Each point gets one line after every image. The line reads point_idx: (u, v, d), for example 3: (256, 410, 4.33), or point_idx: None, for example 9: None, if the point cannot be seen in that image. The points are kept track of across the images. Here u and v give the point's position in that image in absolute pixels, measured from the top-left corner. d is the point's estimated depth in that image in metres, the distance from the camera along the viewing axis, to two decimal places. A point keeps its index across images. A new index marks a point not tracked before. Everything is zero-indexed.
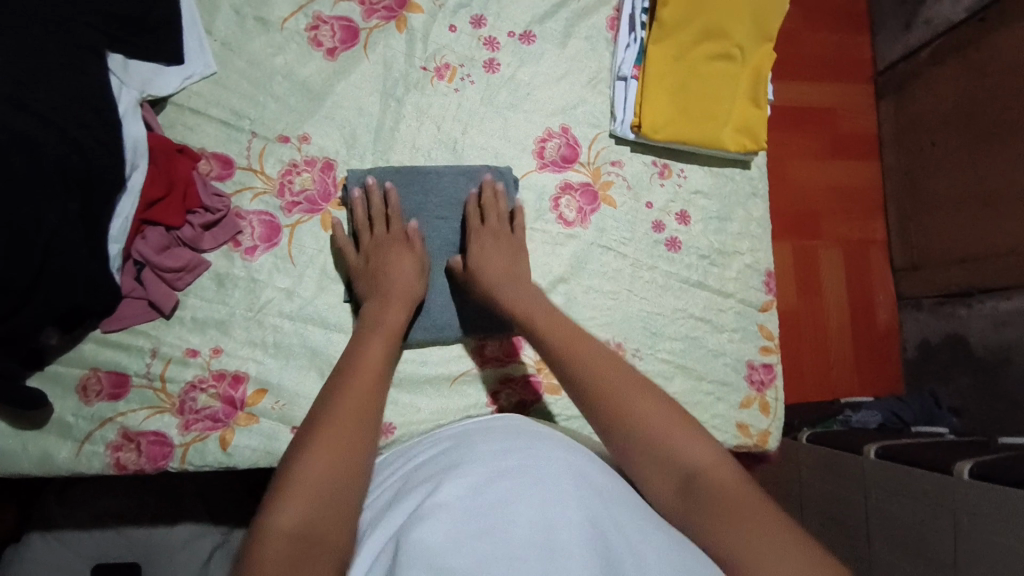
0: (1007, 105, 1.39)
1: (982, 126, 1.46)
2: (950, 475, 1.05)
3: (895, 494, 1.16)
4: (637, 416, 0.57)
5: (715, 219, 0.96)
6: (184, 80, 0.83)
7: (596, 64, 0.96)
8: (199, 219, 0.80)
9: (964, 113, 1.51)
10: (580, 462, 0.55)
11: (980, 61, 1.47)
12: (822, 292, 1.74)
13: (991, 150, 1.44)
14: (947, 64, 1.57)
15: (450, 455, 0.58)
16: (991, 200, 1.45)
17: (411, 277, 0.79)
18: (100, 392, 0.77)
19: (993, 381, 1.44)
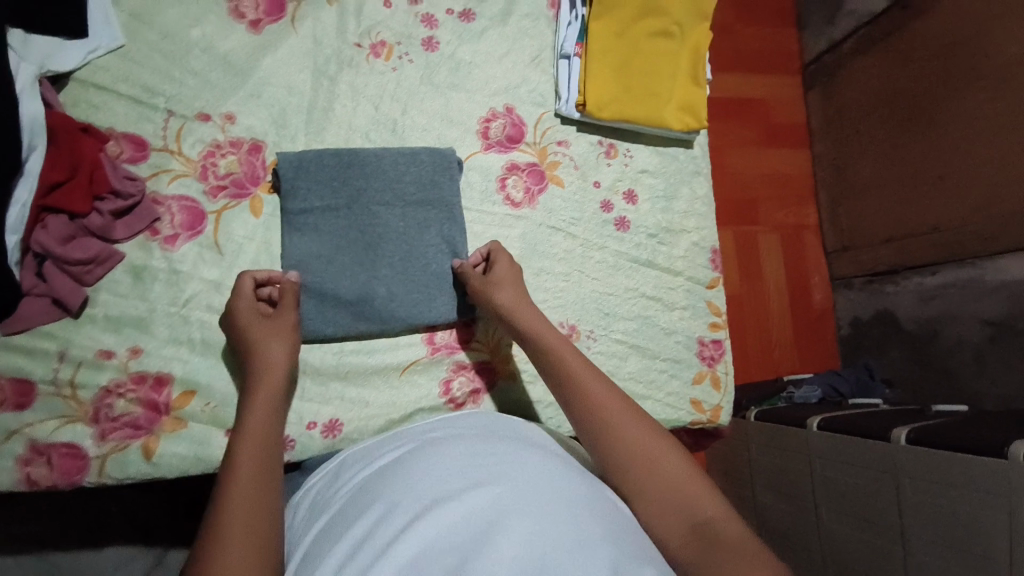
0: (928, 91, 1.48)
1: (906, 112, 1.55)
2: (889, 442, 1.10)
3: (840, 461, 1.21)
4: (653, 461, 0.60)
5: (662, 198, 0.96)
6: (89, 53, 0.74)
7: (538, 42, 0.94)
8: (109, 205, 0.72)
9: (887, 100, 1.60)
10: (551, 476, 0.52)
11: (900, 50, 1.56)
12: (763, 276, 1.81)
13: (914, 134, 1.53)
14: (870, 54, 1.66)
15: (414, 458, 0.55)
16: (916, 181, 1.53)
17: (287, 346, 0.72)
18: (3, 402, 0.68)
19: (923, 353, 1.54)
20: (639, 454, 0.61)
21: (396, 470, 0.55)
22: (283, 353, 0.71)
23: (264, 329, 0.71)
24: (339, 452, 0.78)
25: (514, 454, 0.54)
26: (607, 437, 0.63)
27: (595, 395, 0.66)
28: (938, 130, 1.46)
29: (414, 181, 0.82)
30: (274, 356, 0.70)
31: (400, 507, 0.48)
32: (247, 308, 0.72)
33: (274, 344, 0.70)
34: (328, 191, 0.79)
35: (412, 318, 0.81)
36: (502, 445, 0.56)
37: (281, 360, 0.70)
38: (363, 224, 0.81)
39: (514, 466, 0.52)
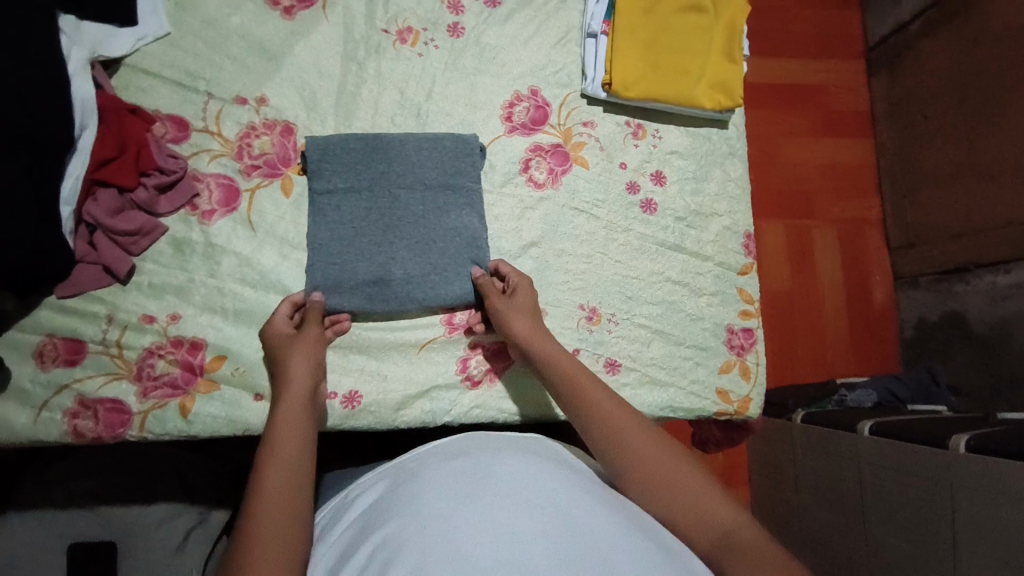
0: (1000, 75, 1.37)
1: (977, 98, 1.43)
2: (945, 449, 1.02)
3: (892, 470, 1.13)
4: (659, 470, 0.58)
5: (692, 180, 0.93)
6: (138, 41, 0.81)
7: (566, 22, 0.93)
8: (154, 180, 0.78)
9: (955, 87, 1.49)
10: (536, 483, 0.52)
11: (970, 30, 1.44)
12: (816, 274, 1.71)
13: (987, 122, 1.40)
14: (937, 36, 1.54)
15: (406, 484, 0.55)
16: (989, 173, 1.41)
17: (310, 363, 0.72)
18: (57, 358, 0.75)
19: (993, 358, 1.41)
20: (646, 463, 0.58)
21: (391, 495, 0.55)
22: (307, 372, 0.71)
23: (295, 347, 0.73)
24: (357, 424, 0.80)
25: (497, 467, 0.54)
26: (626, 458, 0.60)
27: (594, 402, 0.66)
28: (1012, 116, 1.34)
29: (437, 164, 0.84)
30: (295, 376, 0.70)
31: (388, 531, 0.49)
32: (280, 327, 0.76)
33: (298, 360, 0.72)
34: (353, 173, 0.82)
35: (429, 298, 0.82)
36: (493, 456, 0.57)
37: (302, 377, 0.70)
38: (384, 206, 0.83)
39: (504, 480, 0.52)
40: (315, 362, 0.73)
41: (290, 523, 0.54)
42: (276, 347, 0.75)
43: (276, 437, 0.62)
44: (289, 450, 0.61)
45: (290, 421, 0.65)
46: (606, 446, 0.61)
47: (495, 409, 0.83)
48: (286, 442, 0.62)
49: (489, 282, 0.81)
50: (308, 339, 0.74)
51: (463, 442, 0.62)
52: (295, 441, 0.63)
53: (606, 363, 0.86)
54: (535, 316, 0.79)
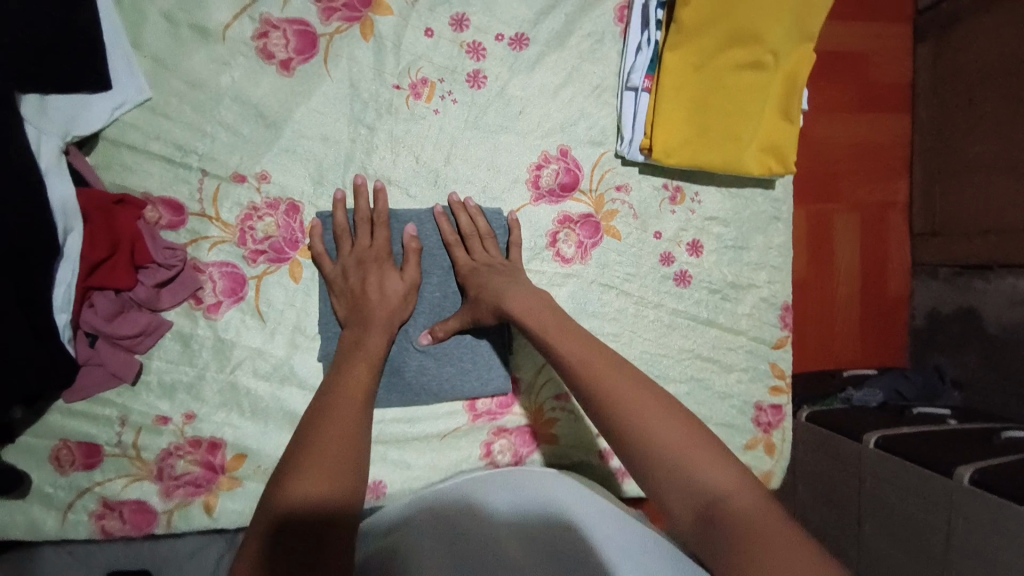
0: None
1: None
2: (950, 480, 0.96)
3: (895, 486, 1.06)
4: (686, 461, 0.54)
5: (730, 248, 0.86)
6: (115, 110, 0.71)
7: (601, 68, 0.82)
8: (151, 277, 0.72)
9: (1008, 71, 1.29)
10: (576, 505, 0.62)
11: None
12: (833, 260, 1.55)
13: None
14: (997, 13, 1.32)
15: (463, 503, 0.62)
16: None
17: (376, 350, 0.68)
18: (74, 462, 0.74)
19: (1006, 360, 1.34)
20: (668, 454, 0.55)
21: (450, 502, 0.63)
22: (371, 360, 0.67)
23: (370, 267, 0.73)
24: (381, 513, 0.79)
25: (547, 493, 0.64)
26: (642, 449, 0.56)
27: (614, 378, 0.60)
28: None
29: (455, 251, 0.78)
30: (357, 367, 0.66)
31: (447, 523, 0.60)
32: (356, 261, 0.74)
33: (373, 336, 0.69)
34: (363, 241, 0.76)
35: (445, 389, 0.80)
36: (536, 482, 0.66)
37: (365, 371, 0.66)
38: None
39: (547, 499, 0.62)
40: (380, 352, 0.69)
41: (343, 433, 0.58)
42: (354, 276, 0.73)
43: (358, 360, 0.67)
44: (343, 406, 0.62)
45: (359, 374, 0.65)
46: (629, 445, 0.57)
47: None
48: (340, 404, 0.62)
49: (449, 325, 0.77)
50: (395, 283, 0.73)
51: (533, 480, 0.67)
52: (367, 369, 0.66)
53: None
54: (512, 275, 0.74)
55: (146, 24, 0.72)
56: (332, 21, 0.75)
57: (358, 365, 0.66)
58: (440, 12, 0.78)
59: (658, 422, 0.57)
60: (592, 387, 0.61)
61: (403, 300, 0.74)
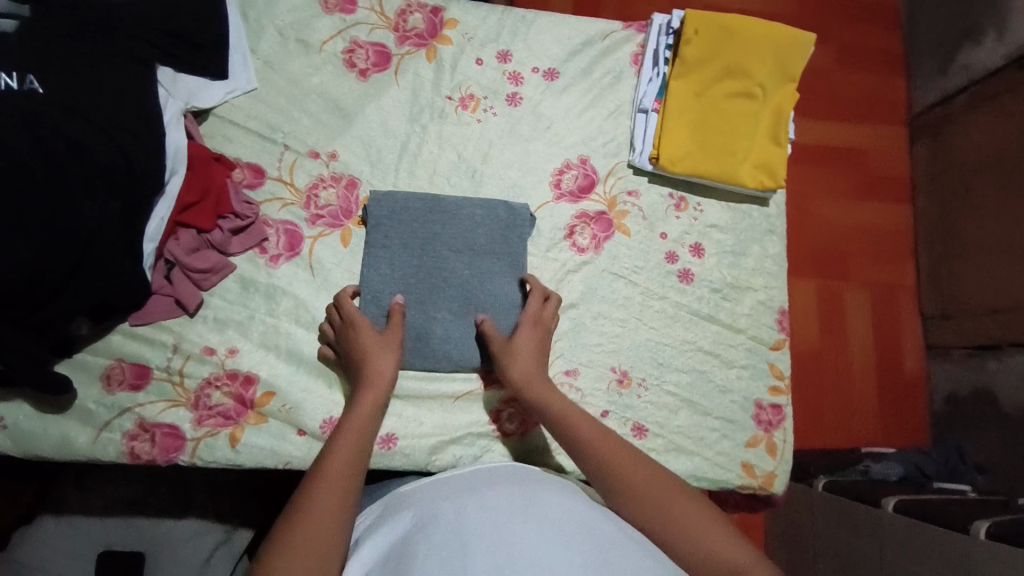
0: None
1: (1014, 176, 1.34)
2: (966, 535, 0.99)
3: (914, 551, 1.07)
4: (704, 546, 0.60)
5: (730, 254, 0.96)
6: (227, 94, 0.88)
7: (618, 96, 0.99)
8: (229, 224, 0.84)
9: (1000, 161, 1.37)
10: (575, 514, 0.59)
11: (1016, 109, 1.35)
12: (847, 335, 1.58)
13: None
14: (985, 110, 1.43)
15: (465, 498, 0.61)
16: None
17: (365, 420, 0.72)
18: (122, 382, 0.81)
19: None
20: (683, 531, 0.61)
21: (444, 510, 0.59)
22: (359, 432, 0.71)
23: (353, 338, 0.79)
24: (390, 466, 0.83)
25: (547, 497, 0.61)
26: (661, 521, 0.62)
27: (629, 465, 0.67)
28: None
29: (486, 235, 0.89)
30: (344, 437, 0.70)
31: (446, 535, 0.55)
32: (362, 324, 0.80)
33: (364, 397, 0.74)
34: (405, 242, 0.87)
35: (466, 361, 0.86)
36: (535, 491, 0.63)
37: (351, 442, 0.69)
38: (431, 266, 0.87)
39: (541, 504, 0.60)
40: (365, 430, 0.71)
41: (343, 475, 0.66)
42: (358, 342, 0.79)
43: (368, 391, 0.75)
44: (331, 492, 0.63)
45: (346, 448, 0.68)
46: (645, 512, 0.63)
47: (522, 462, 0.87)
48: (332, 480, 0.64)
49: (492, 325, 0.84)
50: (393, 349, 0.79)
51: (535, 481, 0.66)
52: (374, 401, 0.74)
53: (634, 428, 0.88)
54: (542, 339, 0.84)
55: (262, 35, 0.92)
56: (405, 46, 0.95)
57: (342, 453, 0.68)
58: (489, 47, 0.97)
59: (676, 498, 0.64)
60: (609, 460, 0.68)
61: (387, 356, 0.78)
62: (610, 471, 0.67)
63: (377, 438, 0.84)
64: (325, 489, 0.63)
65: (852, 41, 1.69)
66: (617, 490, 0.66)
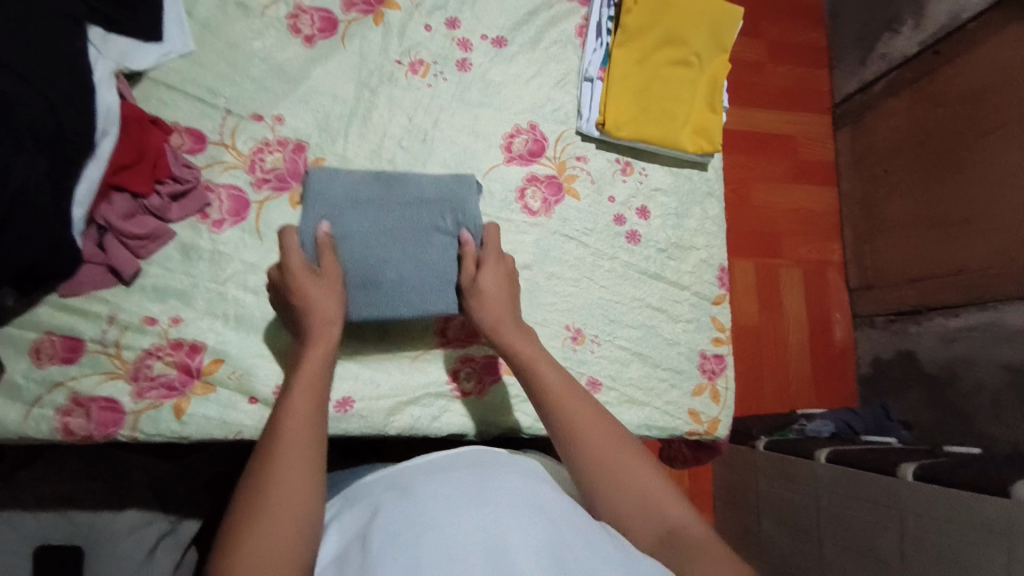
0: (957, 134, 1.39)
1: (933, 155, 1.44)
2: (895, 476, 1.05)
3: (846, 494, 1.15)
4: (650, 500, 0.62)
5: (673, 215, 1.01)
6: (162, 56, 0.85)
7: (565, 66, 1.02)
8: (166, 188, 0.81)
9: (918, 142, 1.49)
10: (524, 493, 0.56)
11: (934, 93, 1.45)
12: (783, 309, 1.68)
13: (945, 176, 1.41)
14: (902, 97, 1.55)
15: (412, 492, 0.56)
16: (944, 224, 1.42)
17: (315, 372, 0.68)
18: (53, 356, 0.77)
19: (941, 395, 1.42)
20: (626, 485, 0.63)
21: (390, 507, 0.55)
22: (313, 385, 0.67)
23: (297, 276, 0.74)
24: (347, 429, 0.83)
25: (498, 479, 0.57)
26: (603, 475, 0.64)
27: (590, 423, 0.68)
28: (973, 171, 1.35)
29: (434, 183, 0.85)
30: (299, 390, 0.66)
31: (402, 532, 0.51)
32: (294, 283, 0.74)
33: (312, 353, 0.70)
34: (350, 199, 0.82)
35: (427, 315, 0.83)
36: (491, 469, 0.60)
37: (307, 395, 0.65)
38: (380, 220, 0.83)
39: (490, 485, 0.56)
40: (318, 388, 0.67)
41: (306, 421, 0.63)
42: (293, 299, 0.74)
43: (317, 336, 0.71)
44: (296, 441, 0.61)
45: (302, 395, 0.65)
46: (586, 469, 0.65)
47: (483, 420, 0.88)
48: (296, 427, 0.62)
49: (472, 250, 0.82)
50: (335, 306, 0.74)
51: (484, 460, 0.63)
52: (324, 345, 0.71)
53: (589, 382, 0.91)
54: (506, 287, 0.81)
55: None
56: (351, 12, 0.94)
57: (302, 399, 0.65)
58: (437, 14, 0.98)
59: (625, 459, 0.65)
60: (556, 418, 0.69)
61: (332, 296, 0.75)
62: (561, 430, 0.68)
63: (333, 402, 0.83)
64: (288, 455, 0.60)
65: (781, 35, 1.79)
66: (571, 449, 0.67)
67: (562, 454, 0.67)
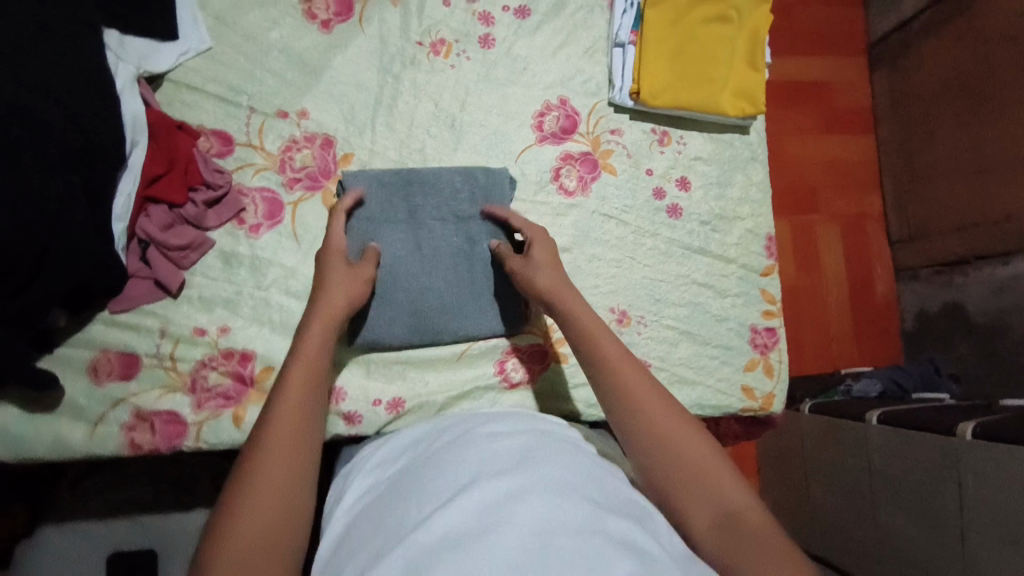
0: (999, 73, 1.29)
1: (977, 95, 1.35)
2: (952, 437, 1.01)
3: (898, 454, 1.11)
4: (711, 484, 0.58)
5: (716, 185, 0.96)
6: (180, 56, 0.83)
7: (593, 33, 0.96)
8: (201, 196, 0.80)
9: (959, 83, 1.39)
10: (559, 458, 0.54)
11: (972, 30, 1.35)
12: (822, 267, 1.62)
13: (988, 117, 1.32)
14: (941, 35, 1.44)
15: (443, 463, 0.54)
16: (990, 168, 1.34)
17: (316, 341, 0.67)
18: (111, 373, 0.78)
19: (994, 346, 1.34)
20: (687, 467, 0.59)
21: (410, 479, 0.55)
22: (314, 355, 0.66)
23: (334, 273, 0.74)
24: (399, 426, 0.83)
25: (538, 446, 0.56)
26: (662, 452, 0.60)
27: (653, 401, 0.63)
28: (1017, 111, 1.25)
29: (470, 198, 0.85)
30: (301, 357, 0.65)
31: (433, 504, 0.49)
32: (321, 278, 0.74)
33: (311, 326, 0.68)
34: (389, 219, 0.83)
35: (465, 328, 0.85)
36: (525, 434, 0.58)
37: (307, 365, 0.65)
38: (421, 238, 0.84)
39: (527, 451, 0.54)
40: (317, 360, 0.66)
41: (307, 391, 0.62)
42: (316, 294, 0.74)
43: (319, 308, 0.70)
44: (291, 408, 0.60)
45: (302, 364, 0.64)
46: (647, 446, 0.61)
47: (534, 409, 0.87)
48: (290, 393, 0.61)
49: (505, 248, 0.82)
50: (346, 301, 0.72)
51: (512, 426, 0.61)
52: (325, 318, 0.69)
53: None
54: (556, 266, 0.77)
55: None
56: None
57: (299, 366, 0.64)
58: None
59: (689, 442, 0.60)
60: (616, 382, 0.65)
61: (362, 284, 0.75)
62: (624, 399, 0.64)
63: (384, 404, 0.83)
64: (279, 421, 0.59)
65: None
66: (631, 421, 0.63)
67: (617, 426, 0.64)
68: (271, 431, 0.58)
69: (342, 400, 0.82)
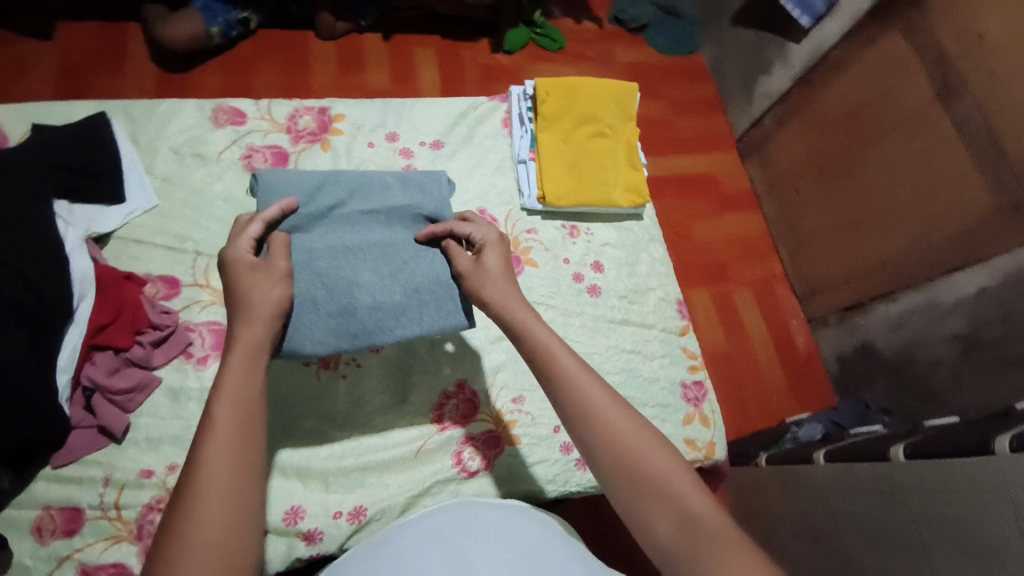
0: (843, 147, 1.51)
1: (832, 167, 1.56)
2: (888, 462, 0.97)
3: (851, 492, 1.02)
4: (668, 492, 0.60)
5: (625, 264, 1.10)
6: (127, 216, 0.91)
7: (499, 154, 1.13)
8: (148, 337, 0.84)
9: (814, 161, 1.62)
10: (507, 533, 0.65)
11: (816, 117, 1.60)
12: (746, 331, 1.70)
13: (844, 185, 1.52)
14: (790, 125, 1.70)
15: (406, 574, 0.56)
16: (858, 225, 1.50)
17: (245, 389, 0.60)
18: (54, 531, 0.75)
19: (909, 376, 1.39)
20: (650, 479, 0.61)
21: None
22: (242, 408, 0.59)
23: (254, 274, 0.69)
24: (365, 538, 0.83)
25: (484, 523, 0.66)
26: (621, 469, 0.62)
27: (612, 417, 0.65)
28: (869, 175, 1.45)
29: (401, 193, 0.87)
30: (226, 412, 0.58)
31: None
32: (235, 255, 0.70)
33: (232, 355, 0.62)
34: (314, 215, 0.81)
35: (397, 325, 0.80)
36: (475, 515, 0.67)
37: (234, 416, 0.59)
38: (343, 232, 0.83)
39: (477, 530, 0.64)
40: (247, 403, 0.60)
41: (240, 453, 0.57)
42: (227, 274, 0.69)
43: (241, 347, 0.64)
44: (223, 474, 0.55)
45: (229, 420, 0.58)
46: (609, 467, 0.63)
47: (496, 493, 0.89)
48: (219, 459, 0.56)
49: (453, 245, 0.81)
50: (268, 323, 0.67)
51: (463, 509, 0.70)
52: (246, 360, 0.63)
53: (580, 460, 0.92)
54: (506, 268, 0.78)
55: (157, 157, 0.98)
56: (299, 144, 1.03)
57: (225, 423, 0.58)
58: (378, 132, 1.09)
59: (649, 451, 0.63)
60: (568, 403, 0.66)
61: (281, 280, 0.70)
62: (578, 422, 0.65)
63: (345, 514, 0.83)
64: (209, 497, 0.54)
65: None
66: (590, 442, 0.64)
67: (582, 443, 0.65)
68: (190, 521, 0.52)
69: (300, 519, 0.82)
